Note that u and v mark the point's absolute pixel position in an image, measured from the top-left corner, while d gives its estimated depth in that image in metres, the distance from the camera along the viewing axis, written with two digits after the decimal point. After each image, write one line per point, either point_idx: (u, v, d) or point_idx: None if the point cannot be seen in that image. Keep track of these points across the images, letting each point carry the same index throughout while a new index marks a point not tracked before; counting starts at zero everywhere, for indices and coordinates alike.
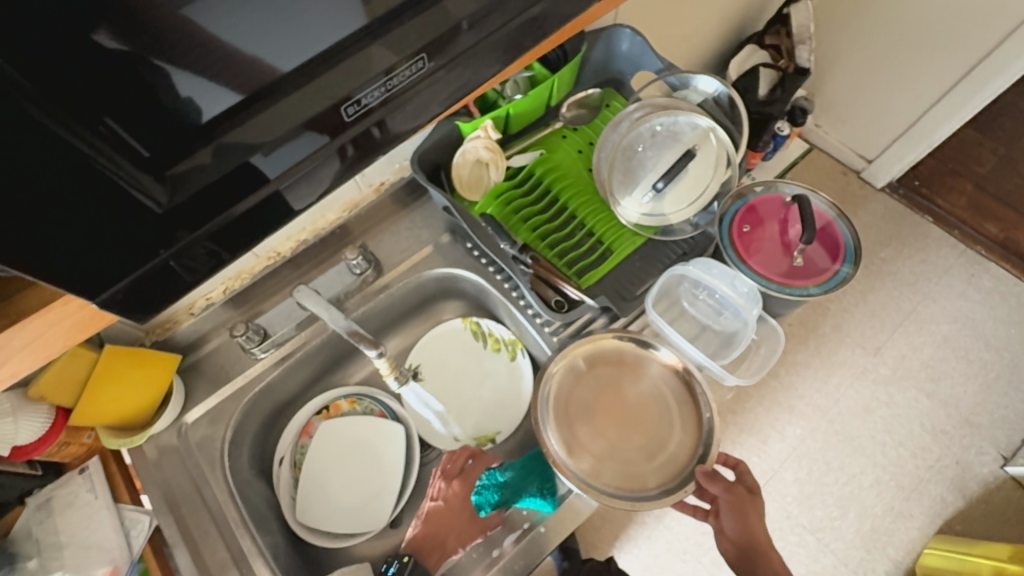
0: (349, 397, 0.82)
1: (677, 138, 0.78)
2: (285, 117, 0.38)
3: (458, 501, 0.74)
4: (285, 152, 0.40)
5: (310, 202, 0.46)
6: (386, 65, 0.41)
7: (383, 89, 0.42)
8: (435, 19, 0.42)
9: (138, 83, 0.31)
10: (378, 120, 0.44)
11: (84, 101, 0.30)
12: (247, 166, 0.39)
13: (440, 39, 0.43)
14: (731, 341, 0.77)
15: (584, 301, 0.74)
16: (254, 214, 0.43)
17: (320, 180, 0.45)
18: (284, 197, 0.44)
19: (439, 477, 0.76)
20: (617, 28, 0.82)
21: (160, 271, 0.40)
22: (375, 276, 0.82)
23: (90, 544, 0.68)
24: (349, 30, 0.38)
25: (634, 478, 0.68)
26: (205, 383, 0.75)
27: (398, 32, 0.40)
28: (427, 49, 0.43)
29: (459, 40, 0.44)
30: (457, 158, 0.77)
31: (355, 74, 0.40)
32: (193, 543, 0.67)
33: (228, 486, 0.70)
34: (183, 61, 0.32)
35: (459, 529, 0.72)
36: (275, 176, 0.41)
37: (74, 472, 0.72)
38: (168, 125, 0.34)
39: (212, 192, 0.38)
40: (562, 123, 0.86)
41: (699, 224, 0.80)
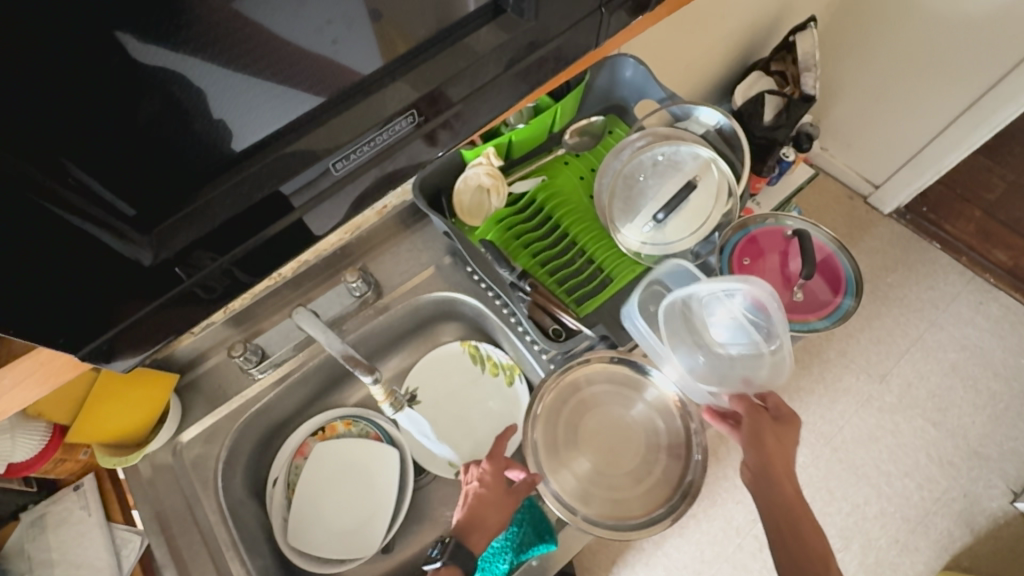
0: (345, 418, 0.82)
1: (678, 167, 0.78)
2: (298, 157, 0.39)
3: (496, 481, 0.68)
4: (309, 184, 0.41)
5: (331, 225, 0.48)
6: (399, 105, 0.41)
7: (373, 146, 0.42)
8: (445, 63, 0.42)
9: (174, 106, 0.32)
10: (372, 171, 0.44)
11: (101, 145, 0.31)
12: (276, 195, 0.40)
13: (461, 74, 0.43)
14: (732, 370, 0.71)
15: (583, 330, 0.73)
16: (279, 239, 0.45)
17: (334, 212, 0.46)
18: (305, 223, 0.45)
19: (471, 467, 0.71)
20: (621, 57, 0.83)
21: (183, 295, 0.41)
22: (375, 297, 0.82)
23: (82, 562, 0.69)
24: (343, 85, 0.38)
25: (622, 503, 0.67)
26: (203, 401, 0.76)
27: (399, 82, 0.40)
28: (437, 92, 0.43)
29: (472, 82, 0.45)
30: (458, 183, 0.78)
31: (350, 124, 0.40)
32: (183, 564, 0.67)
33: (221, 506, 0.70)
34: (220, 88, 0.33)
35: (499, 505, 0.66)
36: (300, 205, 0.42)
37: (69, 489, 0.71)
38: (199, 148, 0.35)
39: (236, 221, 0.39)
40: (565, 149, 0.86)
41: (700, 254, 0.80)
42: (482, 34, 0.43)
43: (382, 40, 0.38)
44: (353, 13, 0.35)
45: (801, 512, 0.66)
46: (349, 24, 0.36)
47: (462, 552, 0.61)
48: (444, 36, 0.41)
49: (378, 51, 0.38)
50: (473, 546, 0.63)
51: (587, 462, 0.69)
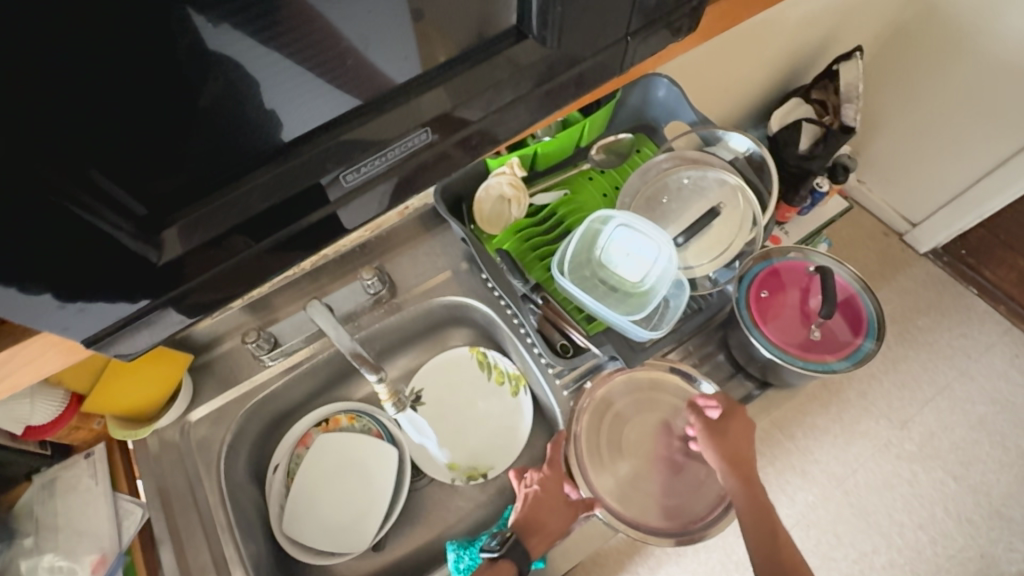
0: (349, 413, 0.83)
1: (703, 193, 0.78)
2: (329, 155, 0.40)
3: (557, 487, 0.69)
4: (348, 180, 0.42)
5: (360, 223, 0.49)
6: (431, 114, 0.42)
7: (388, 157, 0.42)
8: (478, 77, 0.42)
9: (233, 92, 0.33)
10: (394, 180, 0.45)
11: (141, 135, 0.32)
12: (316, 186, 0.41)
13: (492, 87, 0.43)
14: (689, 292, 0.72)
15: (589, 348, 0.72)
16: (310, 231, 0.46)
17: (366, 207, 0.47)
18: (338, 217, 0.46)
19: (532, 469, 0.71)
20: (654, 77, 0.83)
21: (222, 274, 0.42)
22: (389, 296, 0.83)
23: (83, 530, 0.68)
24: (373, 95, 0.39)
25: (672, 508, 0.69)
26: (214, 383, 0.78)
27: (433, 92, 0.41)
28: (469, 109, 0.44)
29: (500, 97, 0.45)
30: (480, 192, 0.79)
31: (376, 130, 0.40)
32: (180, 542, 0.68)
33: (220, 489, 0.71)
34: (274, 80, 0.34)
35: (559, 513, 0.68)
36: (335, 200, 0.43)
37: (80, 457, 0.72)
38: (248, 132, 0.36)
39: (273, 210, 0.41)
40: (590, 164, 0.86)
41: (719, 280, 0.76)
42: (518, 50, 0.43)
43: (423, 48, 0.38)
44: (399, 20, 0.35)
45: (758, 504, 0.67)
46: (391, 35, 0.36)
47: (519, 549, 0.63)
48: (477, 52, 0.41)
49: (419, 60, 0.39)
50: (529, 547, 0.65)
51: (629, 467, 0.71)
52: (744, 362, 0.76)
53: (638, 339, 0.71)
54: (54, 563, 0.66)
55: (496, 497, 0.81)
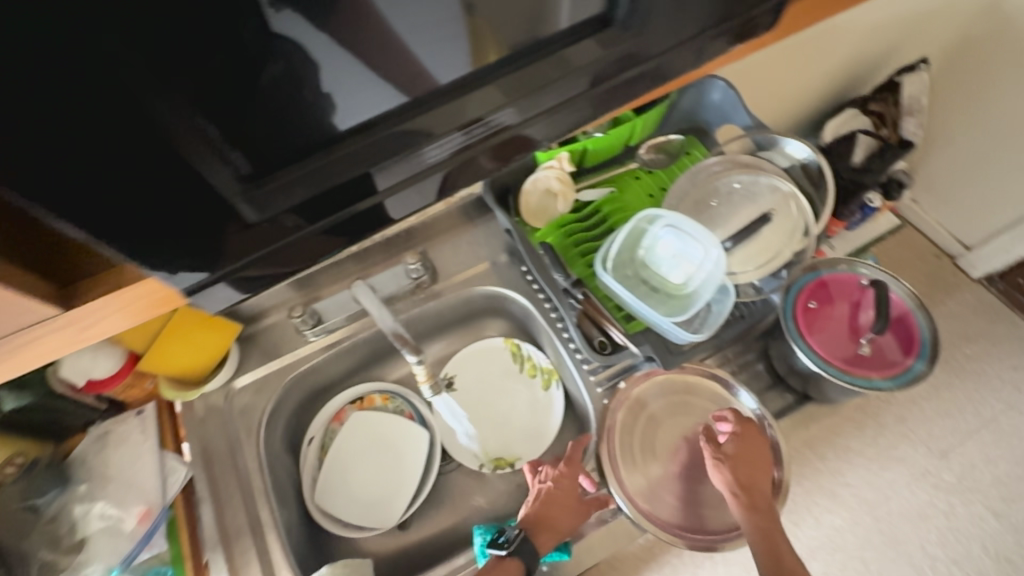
0: (383, 393, 0.85)
1: (754, 199, 0.77)
2: (381, 145, 0.41)
3: (570, 486, 0.68)
4: (395, 170, 0.44)
5: (406, 214, 0.50)
6: (480, 114, 0.43)
7: (449, 147, 0.45)
8: (546, 69, 0.44)
9: (292, 73, 0.34)
10: (447, 171, 0.47)
11: (208, 113, 0.34)
12: (367, 175, 0.43)
13: (558, 80, 0.45)
14: (734, 298, 0.72)
15: (628, 346, 0.72)
16: (360, 219, 0.47)
17: (427, 194, 0.49)
18: (385, 208, 0.48)
19: (545, 465, 0.70)
20: (710, 79, 0.82)
21: (275, 254, 0.45)
22: (429, 282, 0.84)
23: (132, 482, 0.71)
24: (425, 92, 0.40)
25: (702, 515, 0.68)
26: (258, 354, 0.81)
27: (485, 91, 0.42)
28: (527, 105, 0.45)
29: (564, 92, 0.46)
30: (527, 184, 0.79)
31: (427, 128, 0.42)
32: (219, 503, 0.71)
33: (259, 455, 0.74)
34: (332, 65, 0.35)
35: (571, 511, 0.67)
36: (384, 189, 0.45)
37: (132, 413, 0.76)
38: (306, 115, 0.37)
39: (326, 195, 0.42)
40: (638, 163, 0.86)
41: (764, 289, 0.75)
42: (582, 46, 0.43)
43: (477, 46, 0.39)
44: (453, 15, 0.36)
45: (774, 545, 0.59)
46: (444, 34, 0.37)
47: (528, 547, 0.62)
48: (539, 48, 0.42)
49: (470, 56, 0.39)
50: (540, 543, 0.63)
51: (660, 469, 0.70)
52: (784, 373, 0.75)
53: (676, 340, 0.71)
54: (105, 510, 0.69)
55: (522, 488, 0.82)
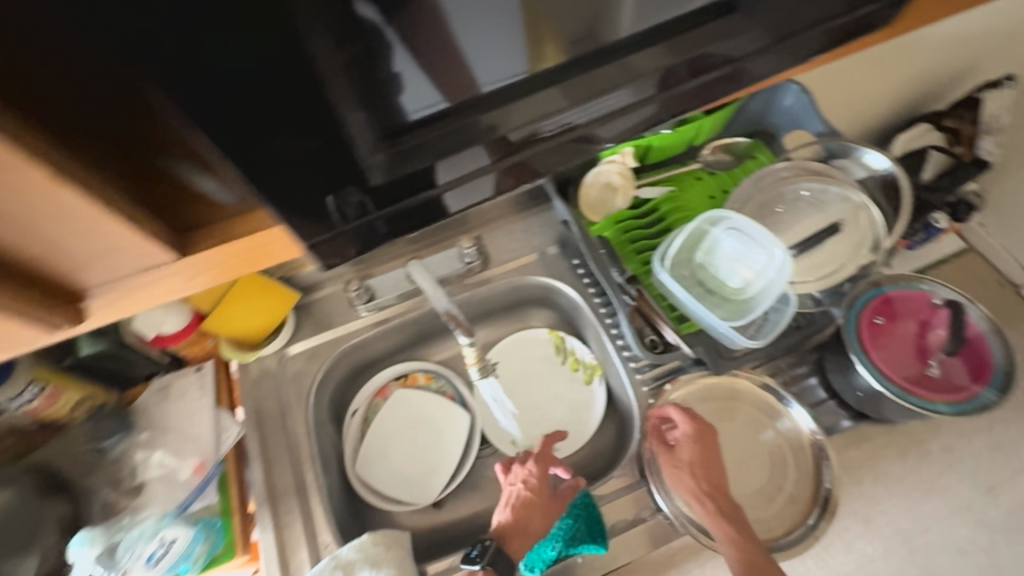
0: (427, 372, 0.87)
1: (822, 208, 0.74)
2: (443, 139, 0.44)
3: (541, 487, 0.66)
4: (455, 162, 0.46)
5: (464, 208, 0.52)
6: (522, 122, 0.46)
7: (484, 155, 0.47)
8: (616, 72, 0.47)
9: (368, 56, 0.36)
10: (507, 168, 0.50)
11: (286, 106, 0.35)
12: (430, 168, 0.45)
13: (631, 82, 0.48)
14: (795, 308, 0.70)
15: (681, 347, 0.71)
16: (421, 210, 0.49)
17: (477, 192, 0.51)
18: (444, 203, 0.50)
19: (513, 465, 0.68)
20: (784, 83, 0.80)
21: (339, 238, 0.46)
22: (480, 268, 0.85)
23: (189, 434, 0.74)
24: (466, 97, 0.43)
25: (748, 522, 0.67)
26: (312, 323, 0.83)
27: (530, 99, 0.45)
28: (579, 109, 0.48)
29: (635, 91, 0.49)
30: (588, 176, 0.79)
31: (471, 130, 0.45)
32: (269, 462, 0.74)
33: (308, 420, 0.77)
34: (403, 48, 0.37)
35: (544, 509, 0.65)
36: (443, 183, 0.47)
37: (191, 369, 0.79)
38: (378, 93, 0.39)
39: (393, 181, 0.45)
40: (700, 163, 0.85)
41: (822, 301, 0.72)
42: (656, 50, 0.47)
43: (535, 44, 0.42)
44: (511, 17, 0.38)
45: (745, 549, 0.60)
46: (504, 39, 0.40)
47: (502, 557, 0.60)
48: (601, 54, 0.45)
49: (527, 58, 0.42)
50: (507, 546, 0.61)
51: None
52: (840, 390, 0.72)
53: (729, 344, 0.69)
54: (163, 459, 0.72)
55: None
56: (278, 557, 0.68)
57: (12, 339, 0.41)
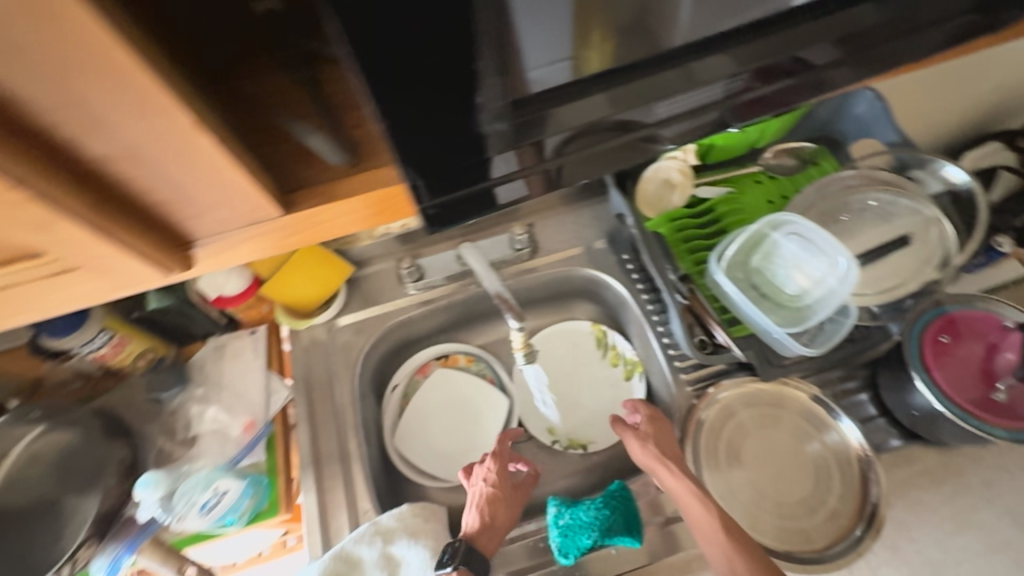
0: (468, 355, 0.88)
1: (889, 219, 0.72)
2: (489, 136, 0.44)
3: (508, 484, 0.68)
4: (503, 156, 0.46)
5: (511, 202, 0.53)
6: (572, 125, 0.47)
7: (516, 160, 0.48)
8: (696, 72, 0.47)
9: (449, 58, 0.35)
10: (557, 166, 0.50)
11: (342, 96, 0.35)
12: (485, 162, 0.46)
13: (710, 80, 0.48)
14: (853, 321, 0.68)
15: (731, 348, 0.70)
16: (471, 199, 0.50)
17: (513, 193, 0.52)
18: (494, 194, 0.50)
19: (486, 462, 0.70)
20: (859, 89, 0.79)
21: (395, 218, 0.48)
22: (529, 256, 0.86)
23: (242, 393, 0.77)
24: (522, 97, 0.42)
25: (790, 531, 0.67)
26: (361, 297, 0.85)
27: (581, 102, 0.45)
28: (622, 117, 0.48)
29: (710, 90, 0.49)
30: (648, 171, 0.79)
31: (516, 131, 0.45)
32: (315, 426, 0.76)
33: (353, 390, 0.79)
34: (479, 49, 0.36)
35: (510, 504, 0.66)
36: (495, 176, 0.48)
37: (246, 333, 0.82)
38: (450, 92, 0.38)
39: (447, 174, 0.45)
40: (760, 167, 0.83)
41: (880, 316, 0.69)
42: (736, 52, 0.47)
43: (581, 33, 0.40)
44: (562, 14, 0.37)
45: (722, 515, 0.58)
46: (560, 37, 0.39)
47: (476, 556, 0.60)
48: (653, 64, 0.46)
49: (571, 42, 0.40)
50: (477, 541, 0.63)
51: (746, 479, 0.70)
52: (892, 407, 0.70)
53: (782, 350, 0.68)
54: (216, 415, 0.76)
55: (591, 473, 0.82)
56: (320, 522, 0.70)
57: (132, 279, 0.43)
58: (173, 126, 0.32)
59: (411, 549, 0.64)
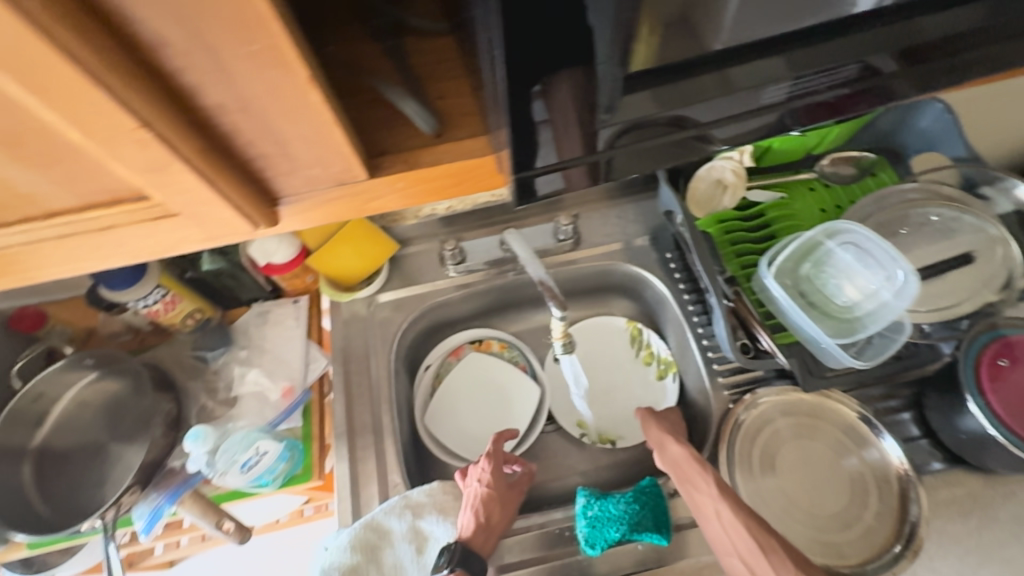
0: (502, 341, 0.88)
1: (950, 235, 0.70)
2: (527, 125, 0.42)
3: (504, 485, 0.66)
4: (543, 146, 0.45)
5: (549, 192, 0.51)
6: (623, 119, 0.45)
7: (557, 151, 0.46)
8: (771, 66, 0.46)
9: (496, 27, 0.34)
10: (606, 159, 0.49)
11: None
12: (526, 150, 0.44)
13: (782, 76, 0.47)
14: (907, 338, 0.65)
15: (776, 355, 0.67)
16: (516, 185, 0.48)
17: (549, 184, 0.50)
18: (534, 184, 0.49)
19: (482, 461, 0.68)
20: (926, 101, 0.75)
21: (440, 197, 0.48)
22: (570, 247, 0.86)
23: (283, 359, 0.79)
24: (573, 85, 0.41)
25: (823, 544, 0.66)
26: (401, 275, 0.86)
27: (627, 101, 0.44)
28: (675, 113, 0.47)
29: (777, 91, 0.48)
30: (701, 170, 0.78)
31: (558, 121, 0.44)
32: (349, 398, 0.78)
33: (389, 365, 0.80)
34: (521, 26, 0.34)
35: (505, 504, 0.65)
36: (539, 166, 0.47)
37: (289, 301, 0.83)
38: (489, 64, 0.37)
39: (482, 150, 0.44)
40: (817, 173, 0.81)
41: (931, 334, 0.67)
42: (815, 49, 0.46)
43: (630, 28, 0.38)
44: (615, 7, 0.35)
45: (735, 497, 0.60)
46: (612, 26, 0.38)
47: (471, 558, 0.59)
48: (707, 61, 0.44)
49: (620, 44, 0.38)
50: (472, 543, 0.61)
51: (780, 487, 0.69)
52: (936, 427, 0.68)
53: (828, 361, 0.67)
54: (256, 377, 0.77)
55: (617, 468, 0.82)
56: (351, 491, 0.72)
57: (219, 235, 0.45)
58: (289, 81, 0.33)
59: (439, 526, 0.65)
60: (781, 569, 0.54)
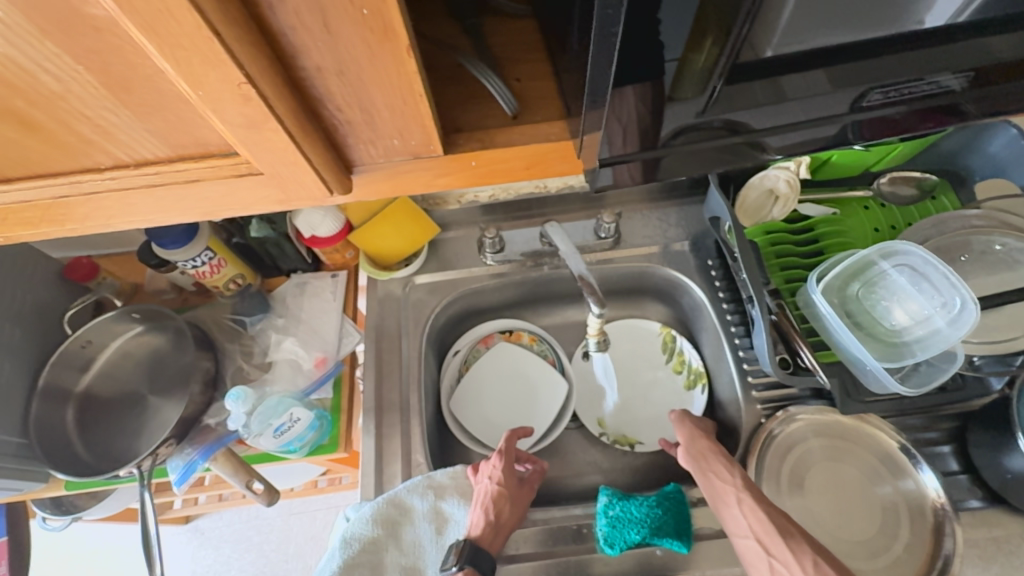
0: (532, 334, 0.88)
1: (1014, 267, 0.68)
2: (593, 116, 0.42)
3: (515, 487, 0.66)
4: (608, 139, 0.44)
5: (604, 186, 0.51)
6: (685, 118, 0.45)
7: (620, 145, 0.46)
8: (849, 73, 0.44)
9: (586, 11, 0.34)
10: (660, 157, 0.49)
11: None
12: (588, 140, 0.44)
13: (859, 85, 0.45)
14: (957, 369, 0.63)
15: (816, 372, 0.66)
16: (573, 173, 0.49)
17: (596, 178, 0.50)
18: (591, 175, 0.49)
19: (497, 457, 0.68)
20: (999, 124, 0.72)
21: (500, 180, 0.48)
22: (610, 246, 0.85)
23: (317, 330, 0.80)
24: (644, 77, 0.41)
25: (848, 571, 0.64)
26: (438, 259, 0.86)
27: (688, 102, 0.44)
28: (729, 118, 0.46)
29: (852, 100, 0.47)
30: (754, 178, 0.76)
31: (613, 118, 0.43)
32: (379, 375, 0.78)
33: (420, 346, 0.80)
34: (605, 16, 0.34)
35: (516, 502, 0.65)
36: (604, 157, 0.46)
37: (327, 274, 0.84)
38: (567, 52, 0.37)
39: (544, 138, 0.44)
40: (874, 192, 0.78)
41: (981, 368, 0.65)
42: (900, 59, 0.44)
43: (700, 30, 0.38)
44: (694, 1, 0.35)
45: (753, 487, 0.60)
46: (678, 23, 0.37)
47: (481, 556, 0.60)
48: (783, 64, 0.43)
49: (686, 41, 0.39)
50: (482, 540, 0.61)
51: (806, 508, 0.67)
52: (980, 465, 0.64)
53: (868, 383, 0.65)
54: (291, 346, 0.78)
55: (638, 472, 0.81)
56: (374, 465, 0.73)
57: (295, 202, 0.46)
58: (386, 48, 0.33)
59: (460, 509, 0.66)
60: (798, 552, 0.53)
